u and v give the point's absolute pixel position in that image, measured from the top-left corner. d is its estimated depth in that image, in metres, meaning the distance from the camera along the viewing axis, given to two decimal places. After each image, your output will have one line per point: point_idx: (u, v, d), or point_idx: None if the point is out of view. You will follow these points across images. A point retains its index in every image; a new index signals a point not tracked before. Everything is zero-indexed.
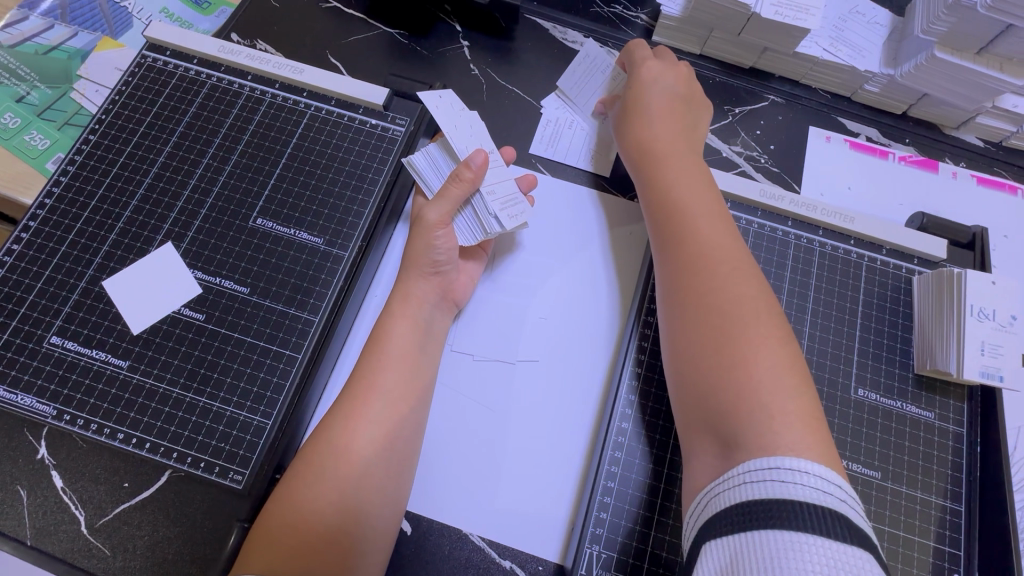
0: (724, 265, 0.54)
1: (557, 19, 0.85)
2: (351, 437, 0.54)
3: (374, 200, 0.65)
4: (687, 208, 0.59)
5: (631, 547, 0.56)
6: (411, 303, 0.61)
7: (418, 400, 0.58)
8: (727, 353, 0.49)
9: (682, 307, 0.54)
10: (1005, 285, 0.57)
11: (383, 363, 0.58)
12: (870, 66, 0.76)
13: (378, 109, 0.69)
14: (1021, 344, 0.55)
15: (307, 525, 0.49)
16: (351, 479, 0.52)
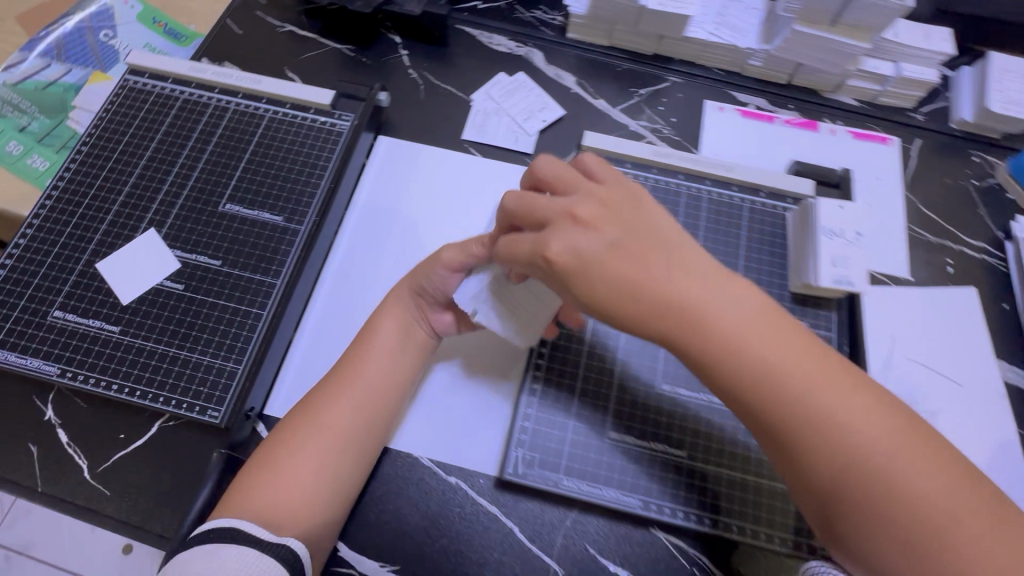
0: (829, 401, 0.45)
1: (483, 25, 0.98)
2: (337, 414, 0.63)
3: (325, 183, 0.76)
4: (783, 375, 0.46)
5: (549, 448, 0.67)
6: (397, 306, 0.70)
7: (395, 389, 0.66)
8: (887, 501, 0.42)
9: (814, 466, 0.45)
10: (851, 209, 0.68)
11: (368, 357, 0.67)
12: (749, 44, 0.89)
13: (326, 108, 0.81)
14: (865, 255, 0.66)
15: (292, 485, 0.59)
16: (336, 448, 0.62)
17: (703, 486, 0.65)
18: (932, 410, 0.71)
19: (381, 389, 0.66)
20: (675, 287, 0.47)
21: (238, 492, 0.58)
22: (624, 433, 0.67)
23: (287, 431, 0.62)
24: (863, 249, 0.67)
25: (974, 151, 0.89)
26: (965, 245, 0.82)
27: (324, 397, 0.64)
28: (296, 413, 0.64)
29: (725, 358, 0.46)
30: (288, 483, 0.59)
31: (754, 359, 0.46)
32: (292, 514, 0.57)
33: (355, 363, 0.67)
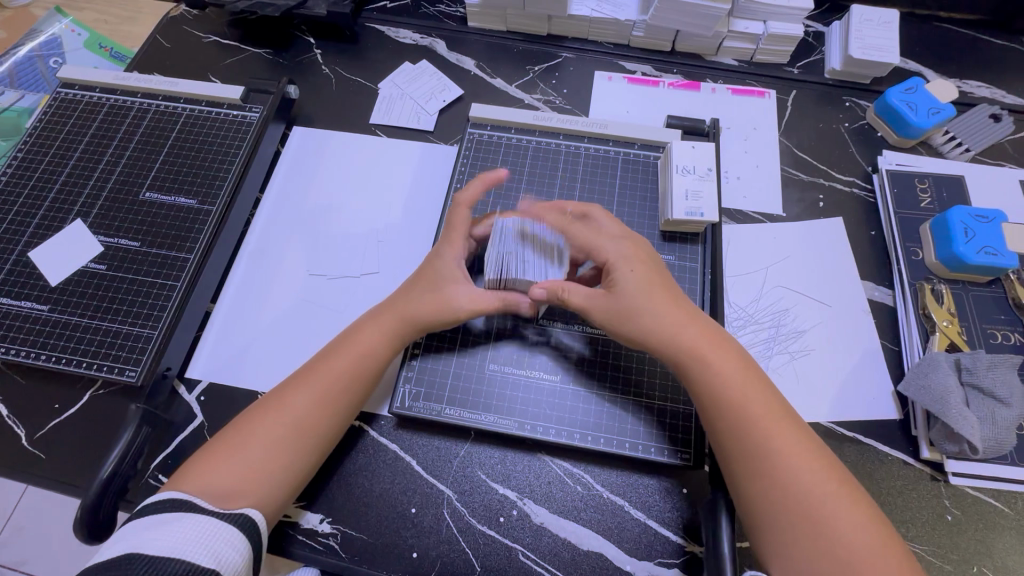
0: (759, 404, 0.59)
1: (389, 21, 1.06)
2: (305, 403, 0.63)
3: (235, 168, 0.85)
4: (747, 406, 0.58)
5: (435, 380, 0.70)
6: (383, 313, 0.68)
7: (356, 386, 0.65)
8: (788, 486, 0.54)
9: (737, 455, 0.57)
10: (702, 150, 0.75)
11: (347, 356, 0.66)
12: (629, 16, 0.96)
13: (238, 102, 0.90)
14: (715, 187, 0.73)
15: (241, 469, 0.59)
16: (301, 434, 0.62)
17: (579, 406, 0.69)
18: (800, 328, 0.77)
19: (355, 386, 0.65)
20: (670, 329, 0.61)
21: (205, 468, 0.59)
22: (504, 364, 0.71)
23: (254, 414, 0.63)
24: (714, 184, 0.73)
25: (846, 96, 0.95)
26: (835, 182, 0.88)
27: (295, 385, 0.64)
28: (272, 397, 0.64)
29: (703, 375, 0.60)
30: (251, 463, 0.60)
31: (739, 391, 0.59)
32: (257, 492, 0.59)
33: (332, 358, 0.66)
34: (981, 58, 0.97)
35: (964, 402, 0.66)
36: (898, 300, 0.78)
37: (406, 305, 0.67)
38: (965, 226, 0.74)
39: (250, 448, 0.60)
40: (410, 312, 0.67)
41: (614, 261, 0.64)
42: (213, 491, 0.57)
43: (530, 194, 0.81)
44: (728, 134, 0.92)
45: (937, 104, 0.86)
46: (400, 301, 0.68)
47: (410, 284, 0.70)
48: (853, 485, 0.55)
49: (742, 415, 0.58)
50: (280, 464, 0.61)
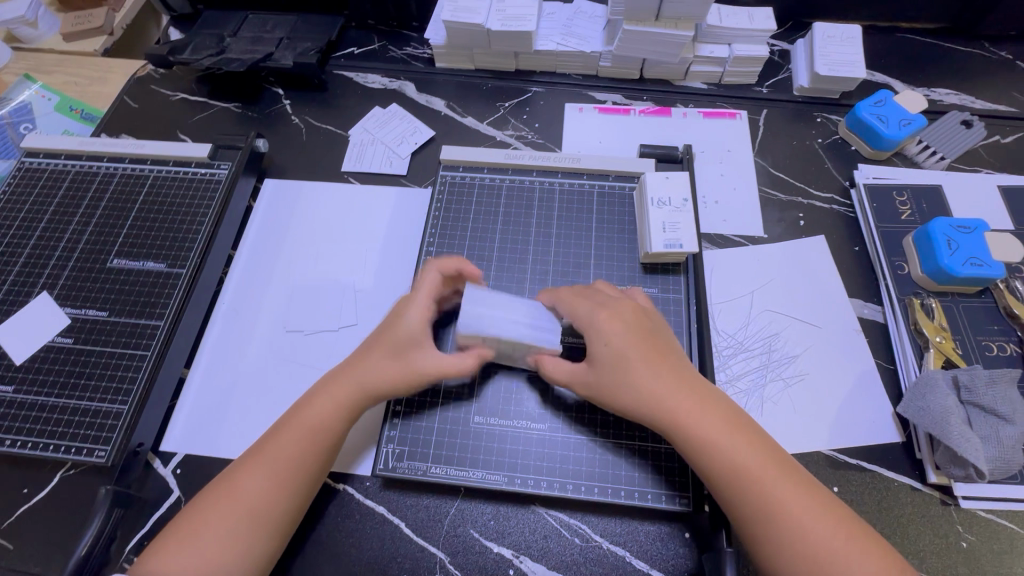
0: (729, 440, 0.56)
1: (358, 67, 1.06)
2: (256, 483, 0.59)
3: (205, 228, 0.83)
4: (731, 449, 0.56)
5: (419, 437, 0.67)
6: (339, 382, 0.65)
7: (314, 453, 0.62)
8: (784, 529, 0.52)
9: (737, 502, 0.55)
10: (678, 179, 0.74)
11: (298, 428, 0.62)
12: (595, 47, 0.97)
13: (206, 161, 0.88)
14: (694, 216, 0.71)
15: (204, 549, 0.56)
16: (259, 515, 0.59)
17: (570, 454, 0.66)
18: (792, 353, 0.75)
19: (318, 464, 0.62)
20: (647, 380, 0.59)
21: (165, 552, 0.56)
22: (490, 416, 0.68)
23: (210, 494, 0.60)
24: (692, 213, 0.71)
25: (817, 113, 0.95)
26: (813, 199, 0.87)
27: (244, 466, 0.61)
28: (227, 476, 0.61)
29: (689, 422, 0.57)
30: (219, 544, 0.57)
31: (721, 438, 0.56)
32: (229, 572, 0.56)
33: (282, 432, 0.62)
34: (947, 66, 0.98)
35: (966, 423, 0.64)
36: (888, 316, 0.76)
37: (370, 374, 0.64)
38: (947, 238, 0.73)
39: (207, 531, 0.57)
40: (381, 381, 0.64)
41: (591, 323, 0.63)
42: None
43: (506, 235, 0.80)
44: (703, 158, 0.91)
45: (907, 115, 0.86)
46: (355, 368, 0.65)
47: (365, 353, 0.66)
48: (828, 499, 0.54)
49: (733, 456, 0.56)
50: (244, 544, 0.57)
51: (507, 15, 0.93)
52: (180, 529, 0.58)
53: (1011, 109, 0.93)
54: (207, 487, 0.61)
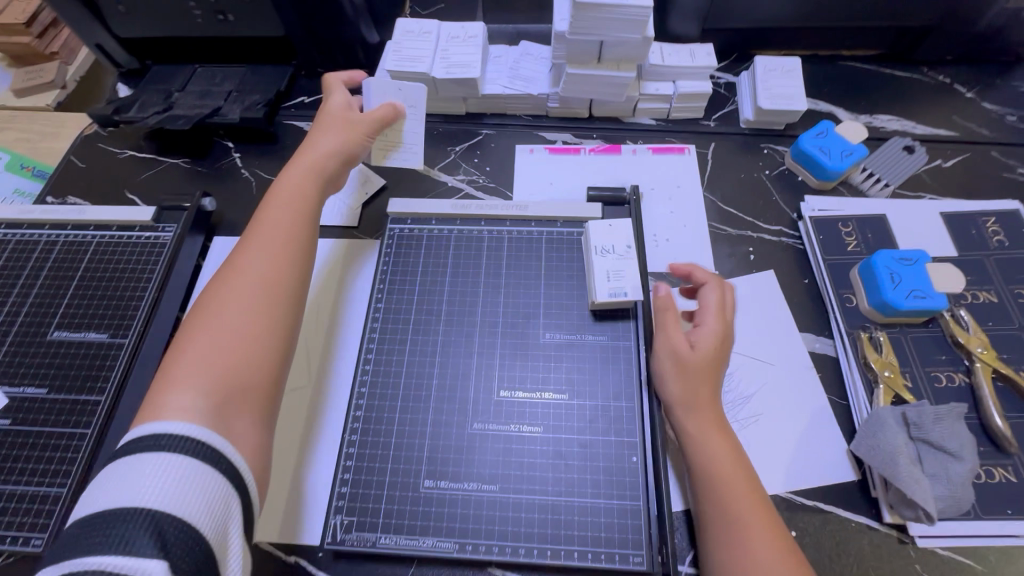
0: (727, 463, 0.63)
1: (308, 118, 1.06)
2: (254, 263, 0.69)
3: (149, 294, 0.82)
4: (715, 461, 0.63)
5: (368, 507, 0.65)
6: (252, 254, 0.70)
7: (286, 264, 0.71)
8: (737, 541, 0.58)
9: (714, 510, 0.61)
10: (620, 225, 0.74)
11: (274, 223, 0.74)
12: (541, 90, 0.97)
13: (151, 224, 0.87)
14: (637, 265, 0.72)
15: (214, 372, 0.59)
16: (264, 299, 0.66)
17: (524, 514, 0.64)
18: (746, 393, 0.75)
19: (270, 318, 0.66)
20: (698, 383, 0.66)
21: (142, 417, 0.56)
22: (440, 479, 0.66)
23: (197, 325, 0.63)
24: (635, 260, 0.72)
25: (763, 144, 0.96)
26: (763, 232, 0.88)
27: (226, 290, 0.66)
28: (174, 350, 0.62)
29: (695, 430, 0.65)
30: (221, 378, 0.59)
31: (716, 451, 0.63)
32: (234, 410, 0.58)
33: (259, 240, 0.71)
34: (887, 93, 0.99)
35: (917, 461, 0.63)
36: (840, 351, 0.76)
37: (277, 206, 0.76)
38: (889, 271, 0.74)
39: (178, 389, 0.57)
40: (289, 227, 0.74)
41: (708, 313, 0.70)
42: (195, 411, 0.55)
43: (455, 287, 0.79)
44: (653, 195, 0.92)
45: (849, 146, 0.87)
46: (250, 248, 0.71)
47: (255, 229, 0.73)
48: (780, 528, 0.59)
49: (717, 472, 0.62)
50: (222, 400, 0.58)
51: (452, 64, 0.94)
52: (179, 371, 0.59)
53: (951, 133, 0.94)
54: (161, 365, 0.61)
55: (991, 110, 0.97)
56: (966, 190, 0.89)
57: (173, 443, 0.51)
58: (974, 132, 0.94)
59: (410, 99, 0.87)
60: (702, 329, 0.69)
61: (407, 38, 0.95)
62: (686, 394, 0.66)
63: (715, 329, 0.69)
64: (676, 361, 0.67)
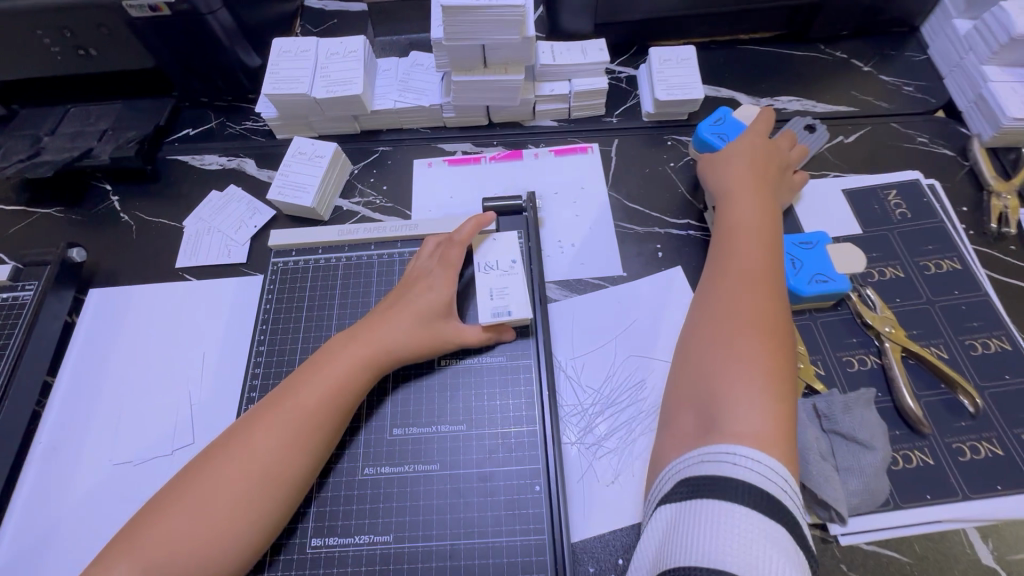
0: (748, 270, 0.64)
1: (191, 150, 0.99)
2: (280, 435, 0.57)
3: (4, 364, 0.74)
4: (740, 252, 0.66)
5: None
6: (291, 405, 0.59)
7: (321, 426, 0.59)
8: (718, 322, 0.61)
9: (707, 296, 0.65)
10: (504, 243, 0.73)
11: (323, 381, 0.60)
12: (433, 100, 0.93)
13: (7, 283, 0.79)
14: (522, 276, 0.70)
15: (188, 533, 0.52)
16: (270, 468, 0.55)
17: (419, 566, 0.58)
18: (659, 400, 0.71)
19: (275, 487, 0.55)
20: (748, 185, 0.73)
21: (112, 551, 0.51)
22: (328, 537, 0.60)
23: (210, 461, 0.56)
24: (519, 276, 0.70)
25: (666, 136, 0.94)
26: (670, 227, 0.85)
27: (257, 423, 0.58)
28: (178, 483, 0.55)
29: (727, 212, 0.71)
30: (192, 543, 0.51)
31: (738, 229, 0.69)
32: None
33: (305, 383, 0.60)
34: (786, 73, 0.98)
35: (829, 455, 0.60)
36: None
37: (332, 364, 0.62)
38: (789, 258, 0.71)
39: (159, 547, 0.51)
40: (342, 389, 0.60)
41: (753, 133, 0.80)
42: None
43: (345, 322, 0.74)
44: (557, 199, 0.88)
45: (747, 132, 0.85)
46: (296, 392, 0.60)
47: (307, 371, 0.62)
48: (784, 347, 0.58)
49: (724, 249, 0.68)
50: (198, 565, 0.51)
51: (333, 82, 0.88)
52: (168, 512, 0.53)
53: (850, 109, 0.93)
54: (174, 480, 0.56)
55: (889, 82, 0.96)
56: (870, 165, 0.88)
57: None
58: (874, 106, 0.93)
59: (318, 153, 0.88)
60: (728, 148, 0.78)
61: (283, 59, 0.89)
62: (724, 194, 0.74)
63: (754, 142, 0.78)
64: (711, 165, 0.79)
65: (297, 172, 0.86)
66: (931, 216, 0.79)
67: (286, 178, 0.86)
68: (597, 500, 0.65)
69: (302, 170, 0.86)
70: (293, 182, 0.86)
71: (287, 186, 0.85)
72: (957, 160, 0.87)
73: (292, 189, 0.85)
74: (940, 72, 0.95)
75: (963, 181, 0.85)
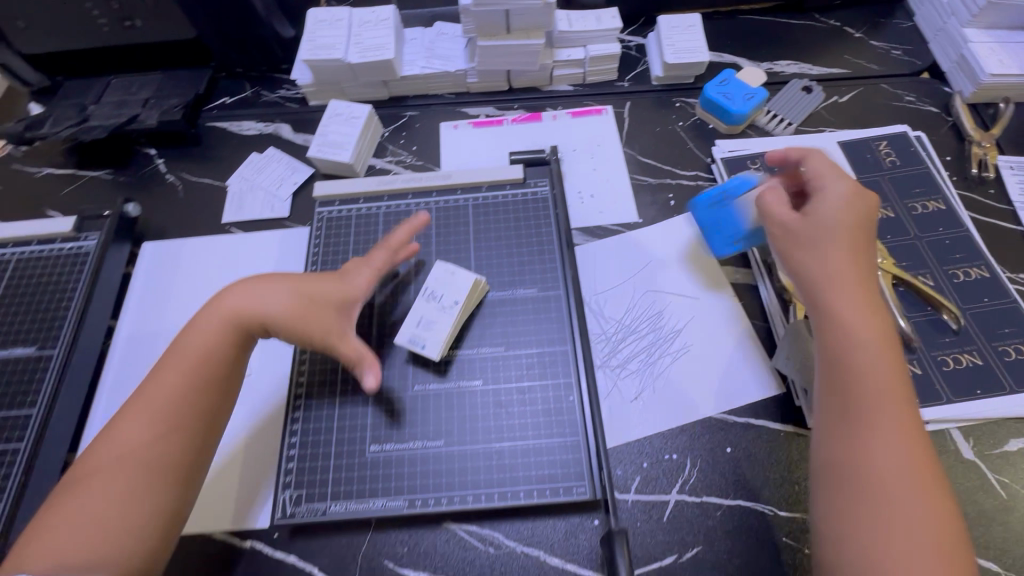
0: (894, 434, 0.56)
1: (230, 117, 1.05)
2: (137, 430, 0.61)
3: (76, 304, 0.81)
4: (863, 375, 0.58)
5: (316, 479, 0.66)
6: (152, 398, 0.63)
7: (191, 400, 0.63)
8: (862, 483, 0.55)
9: (840, 444, 0.57)
10: (461, 278, 0.72)
11: (178, 364, 0.64)
12: (459, 66, 0.99)
13: (72, 234, 0.86)
14: (451, 324, 0.70)
15: (81, 518, 0.57)
16: (137, 458, 0.60)
17: (467, 465, 0.66)
18: (676, 328, 0.78)
19: (156, 479, 0.60)
20: (867, 288, 0.61)
21: (2, 565, 0.55)
22: (386, 443, 0.67)
23: (83, 463, 0.60)
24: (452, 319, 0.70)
25: (675, 98, 1.01)
26: (681, 179, 0.92)
27: (122, 421, 0.62)
28: (70, 481, 0.60)
29: (831, 326, 0.60)
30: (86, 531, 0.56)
31: (856, 350, 0.59)
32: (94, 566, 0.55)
33: (161, 375, 0.64)
34: (785, 40, 1.05)
35: None
36: (759, 277, 0.81)
37: (191, 345, 0.65)
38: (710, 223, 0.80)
39: (58, 536, 0.56)
40: (200, 365, 0.64)
41: (837, 188, 0.65)
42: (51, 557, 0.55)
43: None
44: (576, 156, 0.95)
45: (750, 90, 0.93)
46: (151, 390, 0.63)
47: (158, 369, 0.65)
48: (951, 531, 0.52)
49: (853, 390, 0.58)
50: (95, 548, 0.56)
51: (366, 47, 0.95)
52: (61, 503, 0.58)
53: (845, 71, 1.01)
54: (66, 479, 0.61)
55: (880, 47, 1.03)
56: (862, 121, 0.95)
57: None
58: (865, 68, 1.01)
59: (355, 114, 0.94)
60: (826, 192, 0.65)
61: (319, 27, 0.96)
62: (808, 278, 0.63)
63: (842, 202, 0.64)
64: (789, 244, 0.65)
65: (335, 131, 0.93)
66: (918, 163, 0.87)
67: (325, 138, 0.93)
68: (622, 415, 0.73)
69: (339, 130, 0.93)
70: (330, 141, 0.92)
71: (327, 144, 0.92)
72: (941, 115, 0.95)
73: (331, 148, 0.92)
74: (925, 37, 1.03)
75: (947, 134, 0.93)
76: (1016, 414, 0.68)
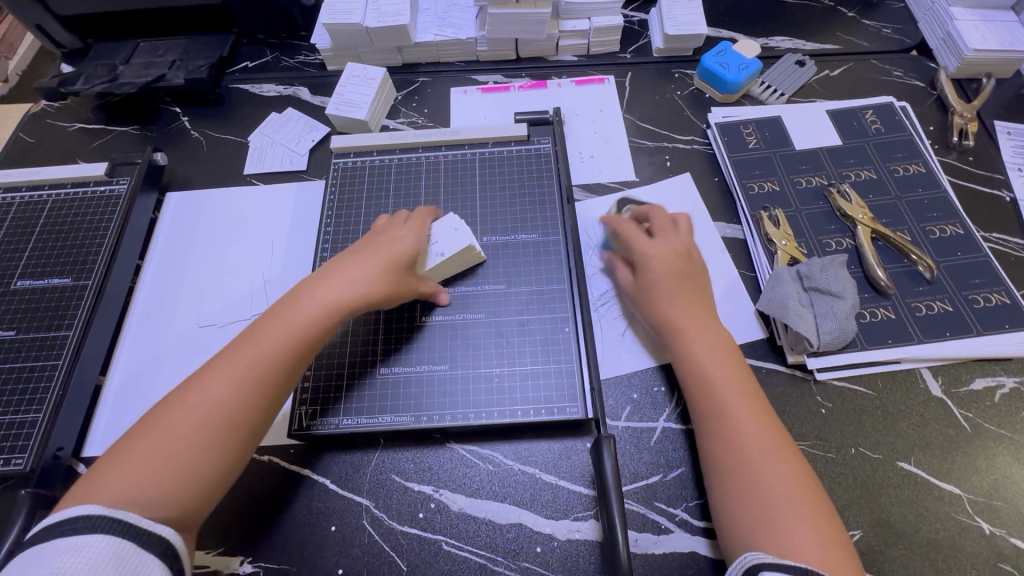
0: (744, 403, 0.64)
1: (252, 80, 1.11)
2: (235, 383, 0.60)
3: (109, 240, 0.87)
4: (705, 364, 0.67)
5: (331, 397, 0.72)
6: (248, 352, 0.62)
7: (291, 362, 0.63)
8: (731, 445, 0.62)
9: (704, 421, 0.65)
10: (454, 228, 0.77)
11: (284, 327, 0.64)
12: (470, 34, 1.05)
13: (104, 178, 0.92)
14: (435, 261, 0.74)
15: (151, 465, 0.55)
16: (229, 410, 0.59)
17: (469, 388, 0.71)
18: None
19: (240, 430, 0.59)
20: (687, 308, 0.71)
21: (69, 498, 0.53)
22: (395, 366, 0.73)
23: (171, 404, 0.59)
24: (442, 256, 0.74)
25: (674, 69, 1.06)
26: (677, 143, 0.97)
27: (218, 371, 0.61)
28: (145, 423, 0.58)
29: (679, 331, 0.70)
30: (158, 477, 0.54)
31: (701, 343, 0.69)
32: (158, 508, 0.53)
33: (265, 331, 0.64)
34: (781, 17, 1.11)
35: (808, 304, 0.74)
36: (747, 231, 0.86)
37: (298, 305, 0.66)
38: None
39: (128, 478, 0.54)
40: (305, 333, 0.65)
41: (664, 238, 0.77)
42: (120, 497, 0.52)
43: (398, 211, 0.86)
44: (578, 120, 1.01)
45: (745, 61, 0.98)
46: (254, 346, 0.63)
47: (266, 323, 0.65)
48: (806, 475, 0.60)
49: (701, 374, 0.67)
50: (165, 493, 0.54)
51: (383, 13, 1.00)
52: (136, 446, 0.56)
53: (837, 47, 1.06)
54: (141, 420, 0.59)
55: (871, 26, 1.08)
56: (852, 93, 1.00)
57: (90, 525, 0.49)
58: (856, 45, 1.06)
59: (370, 76, 1.00)
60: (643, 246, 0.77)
61: None
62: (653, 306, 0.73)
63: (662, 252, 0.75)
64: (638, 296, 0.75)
65: (350, 91, 0.99)
66: (902, 131, 0.92)
67: (340, 97, 0.98)
68: (614, 351, 0.78)
69: (354, 90, 0.99)
70: (344, 100, 0.98)
71: (342, 103, 0.97)
72: (927, 90, 1.00)
73: (346, 107, 0.97)
74: (915, 17, 1.08)
75: (932, 106, 0.98)
76: (982, 356, 0.73)
